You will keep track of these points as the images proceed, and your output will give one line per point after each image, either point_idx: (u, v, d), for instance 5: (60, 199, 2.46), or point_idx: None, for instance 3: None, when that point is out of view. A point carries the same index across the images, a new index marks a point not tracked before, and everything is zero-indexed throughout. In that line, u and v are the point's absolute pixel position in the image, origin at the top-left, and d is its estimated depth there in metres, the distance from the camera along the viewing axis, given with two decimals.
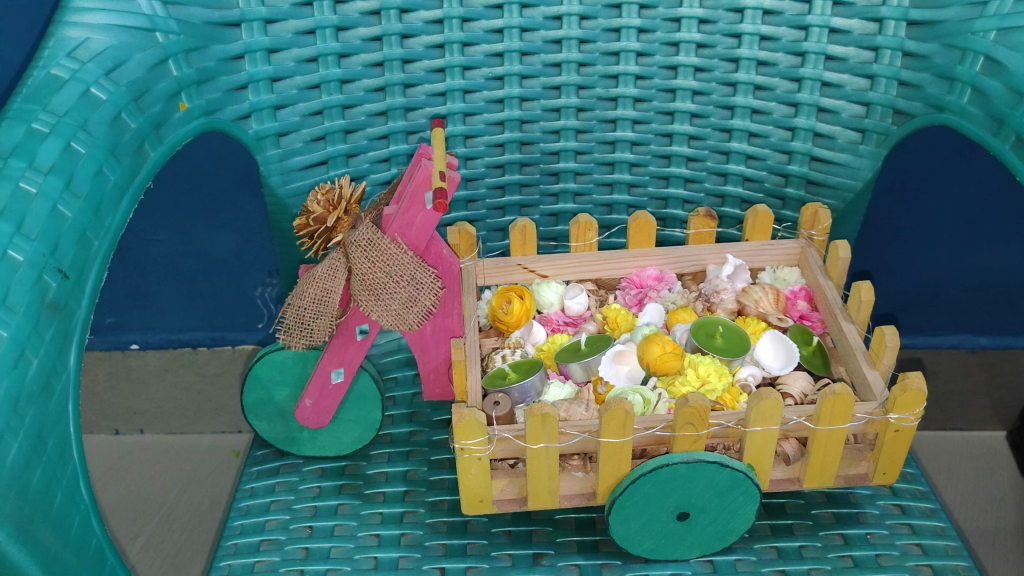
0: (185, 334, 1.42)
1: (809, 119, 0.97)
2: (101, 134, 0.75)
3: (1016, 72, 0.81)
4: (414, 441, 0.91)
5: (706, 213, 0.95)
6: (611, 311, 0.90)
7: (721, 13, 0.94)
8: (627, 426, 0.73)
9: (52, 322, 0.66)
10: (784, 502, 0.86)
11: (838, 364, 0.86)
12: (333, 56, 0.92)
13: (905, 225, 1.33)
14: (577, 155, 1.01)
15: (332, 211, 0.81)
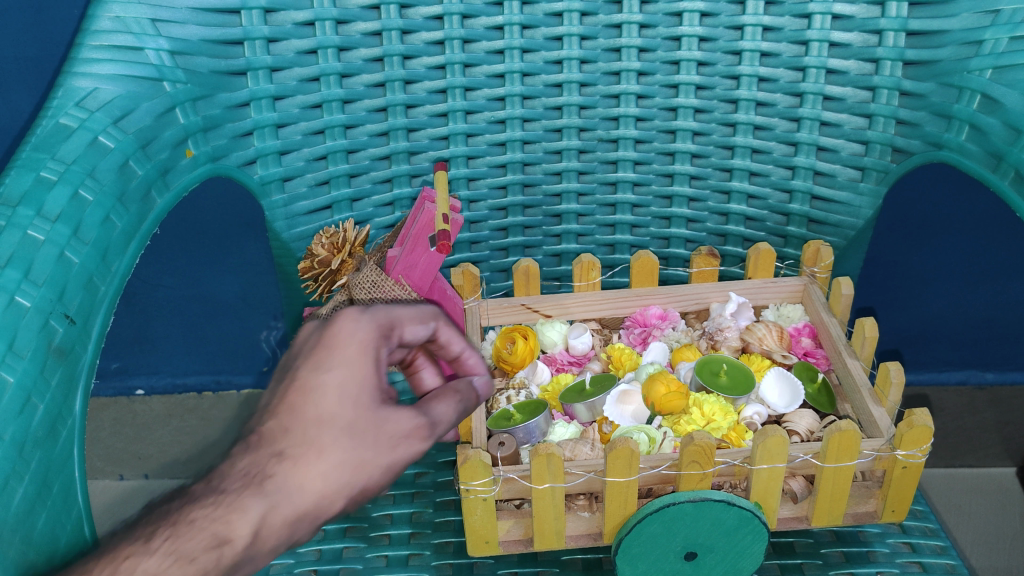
0: (190, 378, 1.46)
1: (809, 158, 0.97)
2: (108, 181, 0.76)
3: (1013, 110, 0.81)
4: (419, 483, 0.91)
5: (709, 251, 0.97)
6: (615, 350, 0.91)
7: (719, 55, 0.95)
8: (632, 465, 0.73)
9: (58, 366, 0.67)
10: (792, 541, 0.85)
11: (844, 400, 0.86)
12: (337, 102, 0.93)
13: (908, 263, 1.33)
14: (579, 197, 1.02)
15: (336, 253, 0.83)
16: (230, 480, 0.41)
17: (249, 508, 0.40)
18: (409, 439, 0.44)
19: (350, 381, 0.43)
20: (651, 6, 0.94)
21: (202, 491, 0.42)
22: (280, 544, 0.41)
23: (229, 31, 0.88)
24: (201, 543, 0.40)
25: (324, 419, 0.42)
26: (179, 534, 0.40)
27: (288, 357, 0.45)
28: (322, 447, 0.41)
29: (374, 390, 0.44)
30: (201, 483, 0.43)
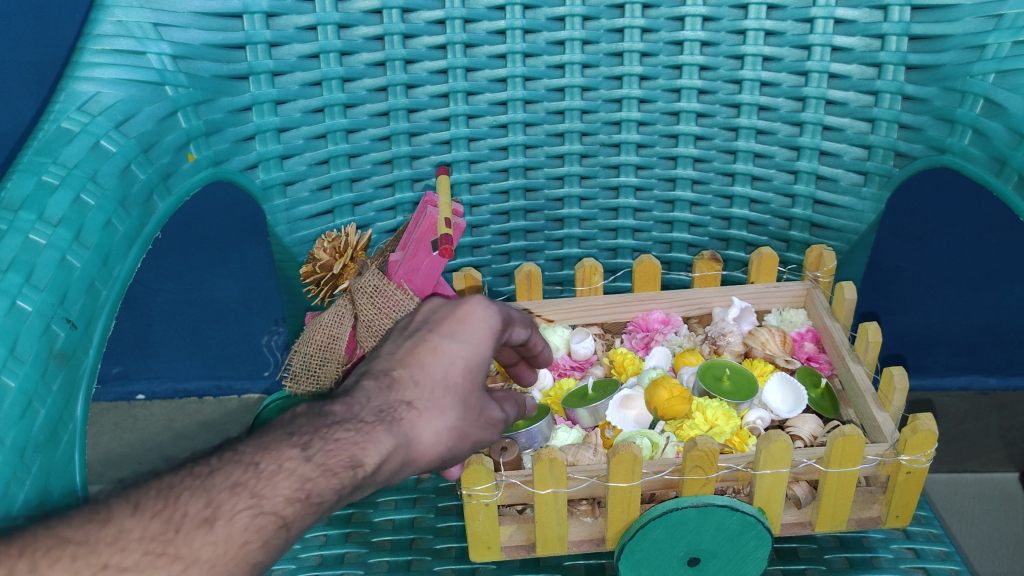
0: (191, 384, 1.47)
1: (812, 162, 0.97)
2: (110, 185, 0.76)
3: (1016, 114, 0.81)
4: (421, 489, 0.92)
5: (711, 255, 0.96)
6: (617, 354, 0.91)
7: (721, 60, 0.95)
8: (635, 470, 0.73)
9: (59, 371, 0.67)
10: (796, 546, 0.85)
11: (847, 405, 0.86)
12: (339, 107, 0.93)
13: (909, 267, 1.33)
14: (581, 201, 1.02)
15: (337, 258, 0.82)
16: (366, 412, 0.56)
17: (380, 440, 0.55)
18: (486, 428, 0.62)
19: (464, 363, 0.61)
20: (654, 10, 0.94)
21: (344, 413, 0.56)
22: (395, 470, 0.56)
23: (231, 35, 0.88)
24: (339, 462, 0.53)
25: (441, 384, 0.60)
26: (327, 449, 0.53)
27: (429, 327, 0.63)
28: (441, 406, 0.58)
29: (467, 371, 0.61)
30: (339, 402, 0.57)
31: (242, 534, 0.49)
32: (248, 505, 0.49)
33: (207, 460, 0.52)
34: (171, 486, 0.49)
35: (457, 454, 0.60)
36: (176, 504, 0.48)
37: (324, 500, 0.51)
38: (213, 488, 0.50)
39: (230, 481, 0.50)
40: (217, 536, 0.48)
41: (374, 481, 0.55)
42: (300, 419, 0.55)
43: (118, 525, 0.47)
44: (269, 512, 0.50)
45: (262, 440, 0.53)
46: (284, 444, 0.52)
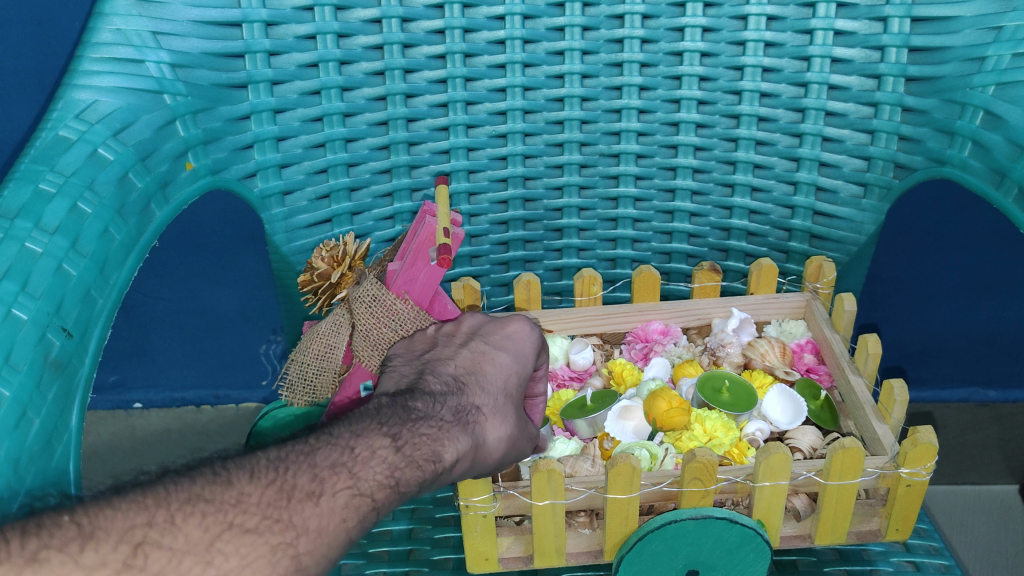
0: (188, 393, 1.45)
1: (811, 173, 0.97)
2: (107, 193, 0.75)
3: (1016, 126, 0.81)
4: (419, 498, 0.91)
5: (710, 266, 0.96)
6: (617, 365, 0.90)
7: (721, 70, 0.95)
8: (634, 482, 0.72)
9: (54, 380, 0.66)
10: (795, 559, 0.84)
11: (847, 417, 0.85)
12: (338, 115, 0.93)
13: (909, 279, 1.33)
14: (580, 211, 1.02)
15: (336, 267, 0.82)
16: (444, 412, 0.65)
17: (456, 440, 0.63)
18: (527, 441, 0.71)
19: (517, 379, 0.71)
20: (653, 21, 0.94)
21: (424, 411, 0.64)
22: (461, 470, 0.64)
23: (230, 44, 0.87)
24: (422, 455, 0.60)
25: (499, 395, 0.69)
26: (408, 446, 0.60)
27: (482, 336, 0.73)
28: (503, 415, 0.68)
29: (518, 384, 0.71)
30: (412, 398, 0.65)
31: (342, 510, 0.55)
32: (347, 485, 0.56)
33: (306, 439, 0.58)
34: (281, 459, 0.56)
35: (503, 464, 0.69)
36: (287, 476, 0.55)
37: (409, 489, 0.59)
38: (317, 466, 0.56)
39: (330, 461, 0.57)
40: (322, 510, 0.54)
41: (446, 475, 0.63)
42: (386, 411, 0.62)
43: (240, 489, 0.53)
44: (364, 494, 0.56)
45: (354, 427, 0.60)
46: (375, 433, 0.60)
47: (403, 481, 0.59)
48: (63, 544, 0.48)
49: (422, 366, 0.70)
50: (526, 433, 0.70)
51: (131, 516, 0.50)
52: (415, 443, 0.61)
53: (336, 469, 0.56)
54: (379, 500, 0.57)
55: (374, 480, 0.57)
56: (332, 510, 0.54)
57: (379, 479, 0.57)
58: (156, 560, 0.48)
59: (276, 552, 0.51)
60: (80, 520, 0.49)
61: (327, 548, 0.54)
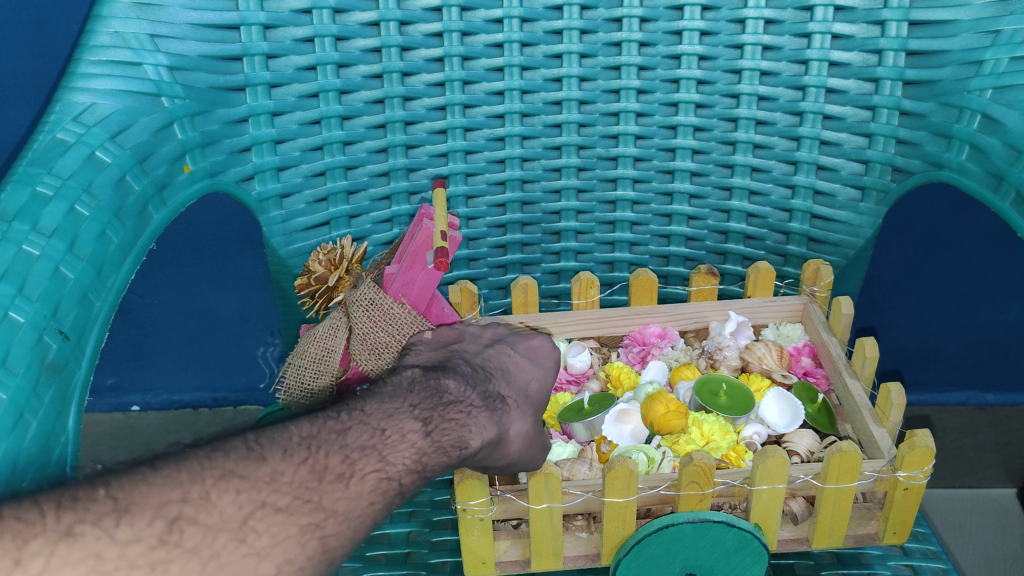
0: (186, 395, 1.45)
1: (809, 177, 0.97)
2: (104, 197, 0.75)
3: (1014, 130, 0.81)
4: (416, 501, 0.91)
5: (708, 270, 0.96)
6: (614, 368, 0.91)
7: (719, 73, 0.95)
8: (631, 485, 0.72)
9: (50, 383, 0.66)
10: (793, 562, 0.84)
11: (844, 421, 0.86)
12: (336, 118, 0.93)
13: (906, 283, 1.33)
14: (578, 215, 1.02)
15: (332, 270, 0.81)
16: (473, 400, 0.66)
17: (483, 428, 0.64)
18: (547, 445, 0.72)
19: (541, 382, 0.73)
20: (651, 24, 0.94)
21: (455, 394, 0.65)
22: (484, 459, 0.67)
23: (228, 47, 0.87)
24: (450, 441, 0.62)
25: (523, 393, 0.72)
26: (436, 434, 0.61)
27: (507, 343, 0.76)
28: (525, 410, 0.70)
29: (541, 389, 0.73)
30: (446, 380, 0.66)
31: (370, 494, 0.55)
32: (376, 468, 0.57)
33: (338, 416, 0.59)
34: (312, 436, 0.57)
35: (522, 462, 0.70)
36: (320, 456, 0.56)
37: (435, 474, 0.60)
38: (348, 447, 0.57)
39: (361, 443, 0.57)
40: (351, 492, 0.55)
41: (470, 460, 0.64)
42: (418, 393, 0.64)
43: (273, 467, 0.54)
44: (392, 478, 0.57)
45: (385, 407, 0.62)
46: (406, 417, 0.61)
47: (427, 471, 0.59)
48: (98, 519, 0.48)
49: (448, 353, 0.73)
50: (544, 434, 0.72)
51: (166, 492, 0.50)
52: (442, 432, 0.62)
53: (367, 452, 0.57)
54: (402, 489, 0.58)
55: (401, 464, 0.58)
56: (359, 492, 0.55)
57: (406, 466, 0.58)
58: (191, 537, 0.49)
59: (305, 533, 0.51)
60: (115, 495, 0.49)
61: (354, 529, 0.54)
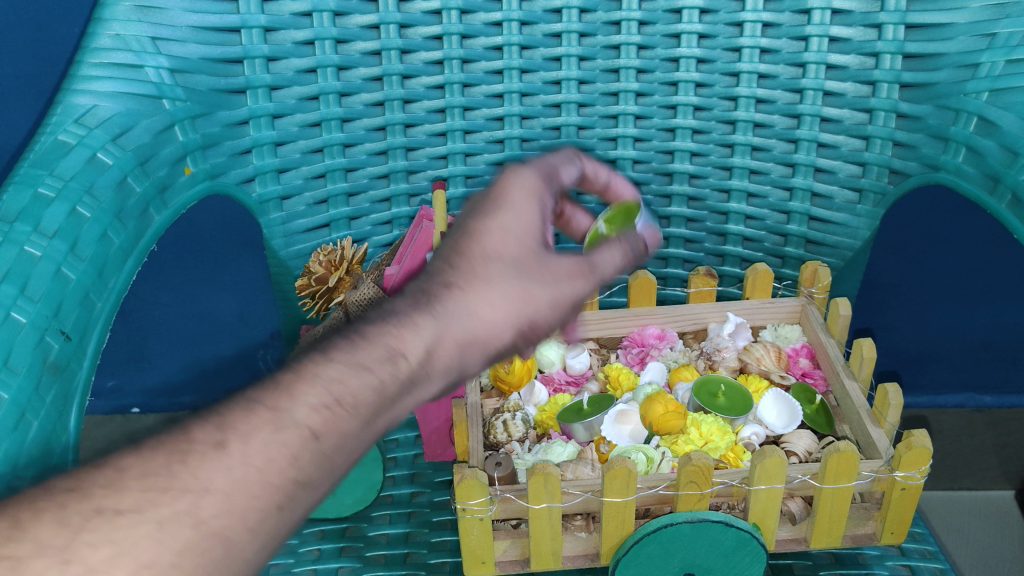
0: (187, 397, 1.47)
1: (806, 179, 0.98)
2: (105, 198, 0.75)
3: (1010, 132, 0.81)
4: (415, 503, 0.92)
5: (706, 271, 0.95)
6: (614, 369, 0.91)
7: (717, 76, 0.95)
8: (630, 485, 0.72)
9: (52, 383, 0.66)
10: (791, 562, 0.85)
11: (842, 421, 0.86)
12: (337, 121, 0.94)
13: (904, 284, 1.32)
14: (577, 217, 1.02)
15: (333, 271, 0.82)
16: (400, 301, 0.49)
17: (417, 328, 0.47)
18: (571, 279, 0.54)
19: (514, 256, 0.52)
20: (650, 27, 0.94)
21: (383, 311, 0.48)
22: (456, 360, 0.48)
23: (229, 49, 0.88)
24: (376, 356, 0.44)
25: (507, 261, 0.52)
26: (355, 339, 0.45)
27: (472, 200, 0.56)
28: (494, 294, 0.50)
29: (528, 228, 0.54)
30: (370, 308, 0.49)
31: (260, 452, 0.39)
32: (263, 415, 0.40)
33: None
34: None
35: (531, 328, 0.52)
36: None
37: (359, 400, 0.42)
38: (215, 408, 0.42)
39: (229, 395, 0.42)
40: (233, 459, 0.38)
41: (432, 377, 0.46)
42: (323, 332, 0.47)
43: None
44: (292, 423, 0.40)
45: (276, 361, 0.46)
46: (301, 354, 0.44)
47: (450, 371, 0.47)
48: None
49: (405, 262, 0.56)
50: (556, 281, 0.53)
51: None
52: (373, 345, 0.45)
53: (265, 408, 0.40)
54: (397, 393, 0.44)
55: (309, 411, 0.40)
56: (283, 439, 0.39)
57: (340, 390, 0.42)
58: None
59: None
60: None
61: (247, 523, 0.38)
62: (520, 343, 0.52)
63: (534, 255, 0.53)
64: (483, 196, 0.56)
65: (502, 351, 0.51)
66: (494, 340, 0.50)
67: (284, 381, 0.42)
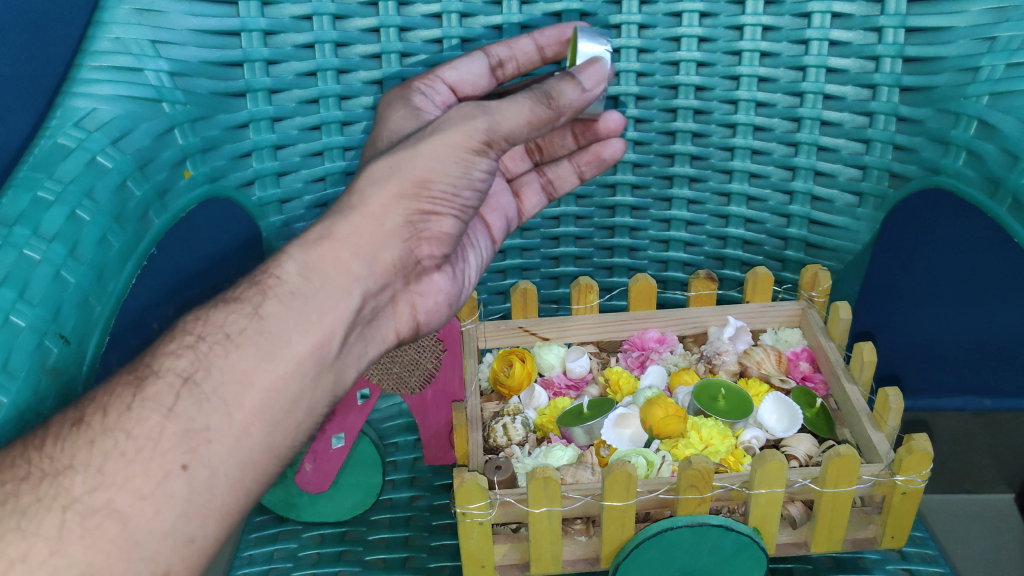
0: None
1: (807, 182, 0.98)
2: (105, 201, 0.75)
3: (1010, 136, 0.81)
4: (414, 507, 0.92)
5: (706, 274, 0.95)
6: (613, 372, 0.91)
7: (717, 79, 0.95)
8: (631, 489, 0.72)
9: (51, 385, 0.67)
10: (792, 566, 0.84)
11: (842, 425, 0.86)
12: (336, 124, 0.94)
13: (899, 284, 1.28)
14: (577, 220, 1.02)
15: None
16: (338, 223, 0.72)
17: (321, 243, 0.67)
18: (455, 131, 0.67)
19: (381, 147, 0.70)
20: (650, 30, 0.94)
21: None
22: (344, 265, 0.66)
23: (228, 52, 0.88)
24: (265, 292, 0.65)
25: (394, 174, 0.67)
26: (255, 281, 0.66)
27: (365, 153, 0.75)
28: (363, 190, 0.67)
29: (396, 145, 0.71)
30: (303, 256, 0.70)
31: (212, 363, 0.62)
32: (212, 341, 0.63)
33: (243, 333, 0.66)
34: None
35: (427, 185, 0.68)
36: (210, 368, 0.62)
37: (288, 294, 0.64)
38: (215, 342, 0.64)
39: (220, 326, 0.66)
40: (150, 401, 0.60)
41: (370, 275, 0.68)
42: None
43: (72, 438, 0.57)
44: (223, 337, 0.63)
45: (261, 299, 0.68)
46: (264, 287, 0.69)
47: (345, 272, 0.66)
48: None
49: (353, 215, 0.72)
50: (428, 140, 0.67)
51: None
52: (246, 287, 0.66)
53: (132, 379, 0.61)
54: (290, 298, 0.64)
55: (177, 362, 0.62)
56: (138, 406, 0.59)
57: (223, 326, 0.64)
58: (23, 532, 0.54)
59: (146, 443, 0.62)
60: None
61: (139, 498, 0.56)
62: (425, 201, 0.68)
63: (411, 137, 0.70)
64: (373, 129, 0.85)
65: (405, 218, 0.68)
66: (384, 222, 0.67)
67: (157, 348, 0.64)
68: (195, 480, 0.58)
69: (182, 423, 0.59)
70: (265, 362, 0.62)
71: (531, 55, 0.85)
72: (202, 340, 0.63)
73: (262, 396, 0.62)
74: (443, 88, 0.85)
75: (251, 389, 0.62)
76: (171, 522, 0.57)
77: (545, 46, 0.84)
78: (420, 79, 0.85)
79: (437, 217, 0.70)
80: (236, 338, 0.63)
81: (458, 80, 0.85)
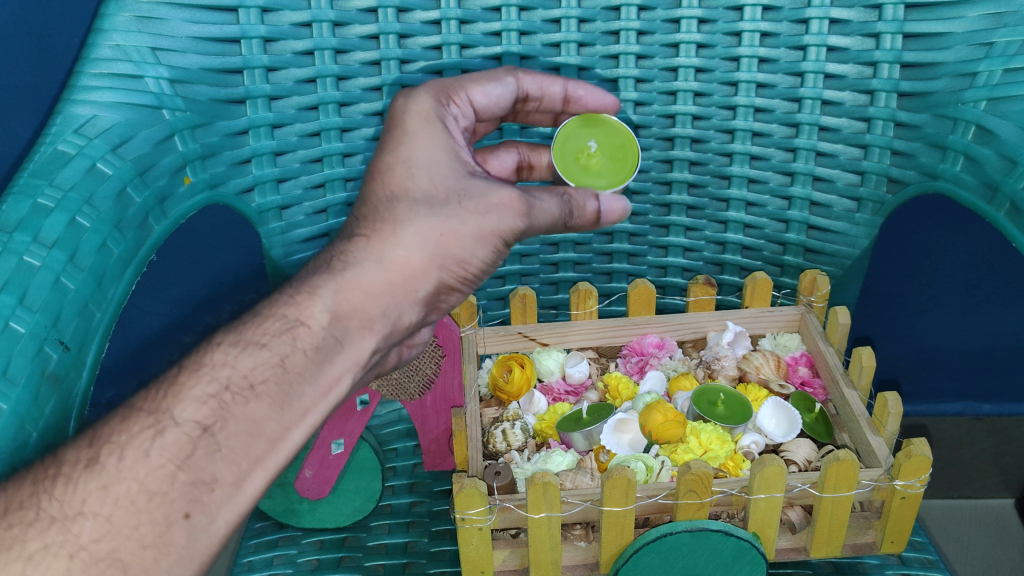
0: None
1: (805, 188, 0.98)
2: (105, 208, 0.76)
3: (1008, 141, 0.81)
4: (414, 513, 0.92)
5: (705, 280, 0.95)
6: (613, 378, 0.91)
7: (716, 86, 0.95)
8: (630, 494, 0.72)
9: (51, 393, 0.67)
10: (790, 571, 0.85)
11: (841, 430, 0.86)
12: (336, 131, 0.94)
13: (903, 292, 1.30)
14: (577, 226, 1.03)
15: None
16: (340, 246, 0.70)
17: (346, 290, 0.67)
18: (501, 212, 0.70)
19: (422, 193, 0.69)
20: (648, 36, 0.94)
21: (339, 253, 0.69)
22: (354, 309, 0.66)
23: (228, 59, 0.88)
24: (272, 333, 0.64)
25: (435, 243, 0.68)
26: (284, 325, 0.64)
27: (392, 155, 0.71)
28: (408, 244, 0.68)
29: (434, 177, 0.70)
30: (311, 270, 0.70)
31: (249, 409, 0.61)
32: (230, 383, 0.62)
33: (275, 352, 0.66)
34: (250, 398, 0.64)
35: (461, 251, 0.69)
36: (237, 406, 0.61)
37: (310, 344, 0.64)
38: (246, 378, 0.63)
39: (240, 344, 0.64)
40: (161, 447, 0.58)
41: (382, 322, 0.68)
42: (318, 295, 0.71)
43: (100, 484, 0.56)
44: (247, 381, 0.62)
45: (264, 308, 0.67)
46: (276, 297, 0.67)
47: (367, 326, 0.67)
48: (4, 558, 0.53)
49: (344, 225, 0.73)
50: (475, 217, 0.69)
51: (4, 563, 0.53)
52: (272, 329, 0.64)
53: (149, 422, 0.59)
54: (314, 351, 0.64)
55: (197, 406, 0.60)
56: (155, 453, 0.57)
57: (247, 375, 0.62)
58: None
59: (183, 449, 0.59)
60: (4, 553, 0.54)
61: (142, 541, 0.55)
62: (454, 272, 0.71)
63: (450, 191, 0.70)
64: (389, 130, 0.73)
65: (435, 286, 0.70)
66: (417, 287, 0.69)
67: (180, 383, 0.61)
68: (196, 529, 0.56)
69: (193, 472, 0.57)
70: (275, 413, 0.61)
71: (558, 96, 0.85)
72: (228, 388, 0.61)
73: (267, 447, 0.61)
74: (467, 104, 0.80)
75: (259, 440, 0.60)
76: (168, 570, 0.55)
77: (574, 99, 0.85)
78: (453, 96, 0.78)
79: (455, 291, 0.73)
80: (258, 388, 0.61)
81: (484, 106, 0.81)
